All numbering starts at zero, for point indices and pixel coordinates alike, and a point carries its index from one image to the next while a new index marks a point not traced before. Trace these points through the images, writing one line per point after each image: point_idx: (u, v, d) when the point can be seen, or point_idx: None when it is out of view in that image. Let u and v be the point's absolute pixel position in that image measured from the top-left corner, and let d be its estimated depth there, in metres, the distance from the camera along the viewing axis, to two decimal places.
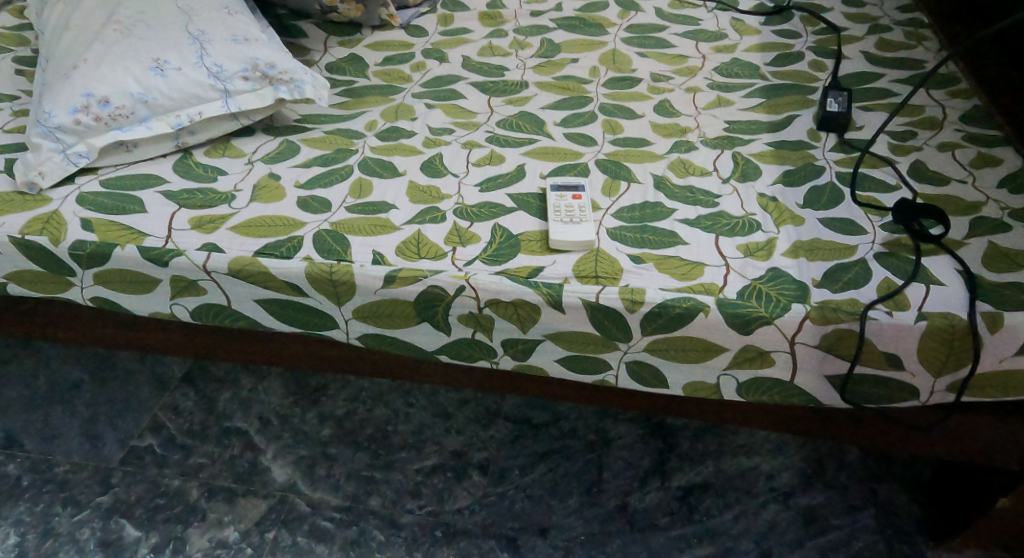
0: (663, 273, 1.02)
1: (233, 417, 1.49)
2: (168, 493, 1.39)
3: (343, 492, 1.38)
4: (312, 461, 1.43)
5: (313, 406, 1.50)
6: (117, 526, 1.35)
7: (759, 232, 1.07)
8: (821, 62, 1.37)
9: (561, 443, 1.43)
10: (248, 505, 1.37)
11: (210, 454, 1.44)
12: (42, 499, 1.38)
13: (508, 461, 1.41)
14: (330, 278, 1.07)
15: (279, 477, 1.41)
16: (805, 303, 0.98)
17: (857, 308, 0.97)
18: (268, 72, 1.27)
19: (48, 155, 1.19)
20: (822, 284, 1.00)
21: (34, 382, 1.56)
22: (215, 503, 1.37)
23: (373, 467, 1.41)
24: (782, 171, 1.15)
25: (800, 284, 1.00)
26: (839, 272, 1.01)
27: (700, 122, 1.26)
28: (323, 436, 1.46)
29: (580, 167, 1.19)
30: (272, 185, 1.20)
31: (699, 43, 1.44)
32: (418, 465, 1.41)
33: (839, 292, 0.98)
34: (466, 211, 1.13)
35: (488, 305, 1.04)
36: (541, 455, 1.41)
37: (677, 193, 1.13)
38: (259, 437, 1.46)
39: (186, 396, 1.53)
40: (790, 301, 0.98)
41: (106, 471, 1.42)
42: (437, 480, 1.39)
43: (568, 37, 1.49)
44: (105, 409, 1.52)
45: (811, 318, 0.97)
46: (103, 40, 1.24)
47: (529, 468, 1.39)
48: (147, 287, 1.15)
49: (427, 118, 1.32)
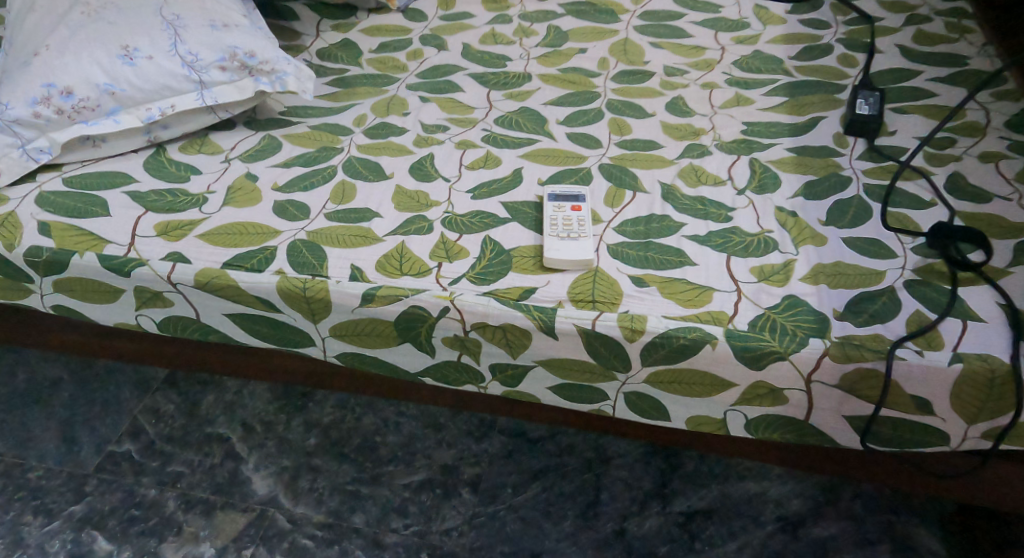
0: (669, 299, 0.92)
1: (215, 423, 1.41)
2: (143, 504, 1.32)
3: (326, 507, 1.30)
4: (295, 472, 1.35)
5: (298, 414, 1.42)
6: (90, 538, 1.28)
7: (776, 252, 0.96)
8: (851, 57, 1.25)
9: (557, 461, 1.34)
10: (226, 520, 1.30)
11: (189, 462, 1.36)
12: (14, 506, 1.32)
13: (500, 479, 1.32)
14: (304, 295, 0.99)
15: (260, 489, 1.33)
16: (825, 338, 0.88)
17: (884, 345, 0.87)
18: (248, 62, 1.18)
19: (6, 151, 1.11)
20: (844, 315, 0.89)
21: (13, 380, 1.48)
22: (192, 516, 1.30)
23: (358, 481, 1.33)
24: (804, 182, 1.04)
25: (820, 315, 0.90)
26: (865, 302, 0.90)
27: (716, 123, 1.15)
28: (308, 446, 1.38)
29: (582, 173, 1.09)
30: (248, 187, 1.11)
31: (719, 33, 1.33)
32: (406, 481, 1.33)
33: (863, 326, 0.88)
34: (455, 221, 1.03)
35: (475, 328, 0.95)
36: (535, 473, 1.33)
37: (687, 205, 1.03)
38: (241, 446, 1.38)
39: (168, 398, 1.45)
40: (807, 334, 0.88)
41: (81, 478, 1.35)
42: (425, 497, 1.31)
43: (577, 24, 1.38)
44: (83, 410, 1.44)
45: (830, 356, 0.87)
46: (68, 24, 1.15)
47: (522, 487, 1.31)
48: (112, 297, 1.09)
49: (420, 114, 1.21)
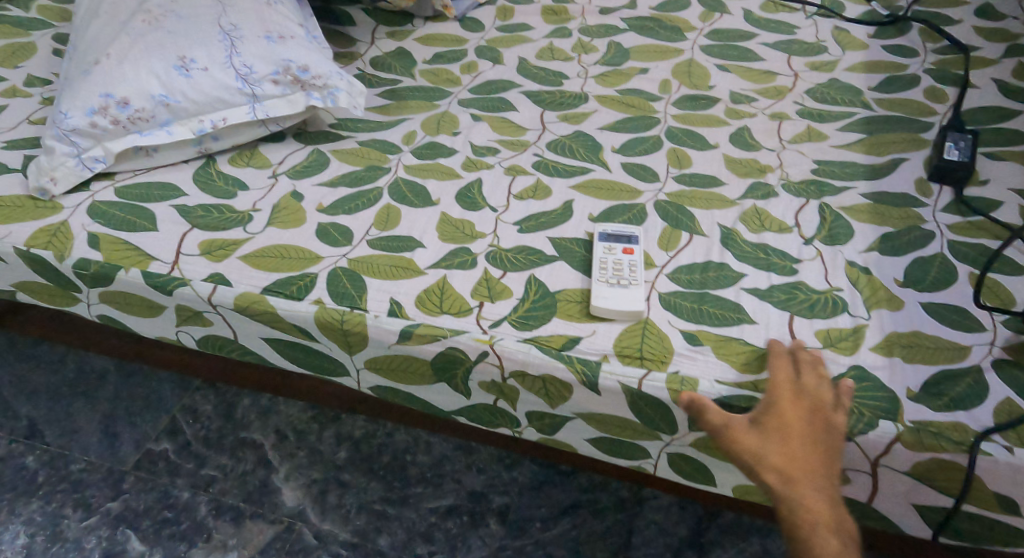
0: (723, 361, 0.86)
1: (250, 427, 1.38)
2: (176, 507, 1.30)
3: (352, 525, 1.27)
4: (324, 486, 1.31)
5: (331, 425, 1.38)
6: (123, 537, 1.27)
7: (845, 314, 0.89)
8: (940, 91, 1.15)
9: (589, 496, 1.28)
10: (253, 530, 1.27)
11: (222, 467, 1.34)
12: (55, 498, 1.31)
13: (529, 511, 1.27)
14: (340, 327, 0.95)
15: (288, 501, 1.30)
16: (897, 422, 0.82)
17: (967, 437, 0.80)
18: (301, 77, 1.15)
19: (63, 160, 1.11)
20: (919, 397, 0.83)
21: (62, 367, 1.48)
22: (221, 523, 1.27)
23: (386, 500, 1.29)
24: (880, 234, 0.96)
25: (892, 395, 0.83)
26: (945, 384, 0.84)
27: (783, 160, 1.07)
28: (338, 459, 1.34)
29: (636, 210, 1.02)
30: (293, 207, 1.08)
31: (792, 57, 1.24)
32: (434, 505, 1.28)
33: (941, 412, 0.82)
34: (499, 257, 0.98)
35: (513, 375, 0.91)
36: (566, 508, 1.27)
37: (748, 253, 0.95)
38: (274, 453, 1.35)
39: (207, 398, 1.42)
40: (878, 416, 0.82)
41: (119, 474, 1.34)
42: (452, 524, 1.26)
43: (639, 41, 1.30)
44: (126, 403, 1.42)
45: (902, 441, 0.81)
46: (129, 32, 1.14)
47: (552, 522, 1.25)
48: (154, 312, 1.07)
49: (471, 134, 1.16)
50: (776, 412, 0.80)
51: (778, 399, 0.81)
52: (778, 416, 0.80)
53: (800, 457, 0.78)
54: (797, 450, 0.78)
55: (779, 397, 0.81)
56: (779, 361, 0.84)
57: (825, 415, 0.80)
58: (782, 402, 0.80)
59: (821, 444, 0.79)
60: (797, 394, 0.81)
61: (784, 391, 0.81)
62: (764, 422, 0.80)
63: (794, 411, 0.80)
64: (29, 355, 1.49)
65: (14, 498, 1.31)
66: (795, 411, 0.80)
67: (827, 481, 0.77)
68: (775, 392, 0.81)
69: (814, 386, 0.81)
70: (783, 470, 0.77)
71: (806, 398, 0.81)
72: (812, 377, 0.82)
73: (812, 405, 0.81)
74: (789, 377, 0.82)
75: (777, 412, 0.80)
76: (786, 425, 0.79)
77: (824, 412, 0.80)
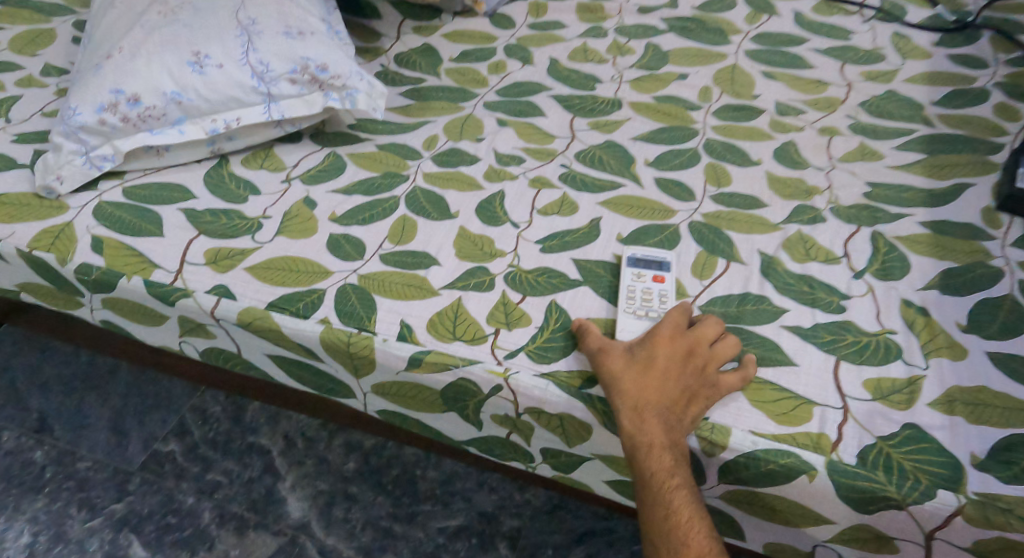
0: (759, 410, 0.80)
1: (259, 431, 1.32)
2: (180, 512, 1.24)
3: (358, 542, 1.21)
4: (330, 499, 1.25)
5: (341, 432, 1.31)
6: (125, 542, 1.22)
7: (898, 362, 0.83)
8: (1012, 108, 1.06)
9: (605, 525, 1.20)
10: (257, 541, 1.21)
11: (228, 472, 1.28)
12: (61, 496, 1.26)
13: (542, 537, 1.20)
14: (348, 350, 0.90)
15: (294, 512, 1.24)
16: (959, 493, 0.75)
17: None
18: (319, 76, 1.09)
19: (69, 158, 1.05)
20: (985, 465, 0.76)
21: (73, 359, 1.41)
22: (225, 532, 1.22)
23: (393, 517, 1.23)
24: (941, 270, 0.89)
25: (953, 461, 0.77)
26: (1015, 451, 0.77)
27: (833, 180, 0.99)
28: (347, 470, 1.27)
29: (668, 232, 0.95)
30: (305, 215, 1.02)
31: (846, 65, 1.14)
32: (442, 525, 1.22)
33: (1011, 484, 0.75)
34: (520, 279, 0.92)
35: (528, 412, 0.86)
36: (580, 536, 1.19)
37: (790, 286, 0.89)
38: (281, 460, 1.29)
39: (216, 398, 1.36)
40: (935, 484, 0.76)
41: (125, 475, 1.28)
42: (459, 547, 1.20)
43: (679, 44, 1.21)
44: (136, 400, 1.36)
45: (964, 516, 0.75)
46: (143, 25, 1.08)
47: (564, 550, 1.18)
48: (157, 321, 1.02)
49: (496, 141, 1.09)
50: (647, 344, 0.81)
51: (656, 333, 0.81)
52: (649, 347, 0.81)
53: (654, 387, 0.79)
54: (654, 380, 0.79)
55: (658, 332, 0.82)
56: (678, 308, 0.84)
57: (697, 356, 0.80)
58: (657, 338, 0.81)
59: (682, 381, 0.79)
60: (676, 334, 0.82)
61: (665, 328, 0.82)
62: (636, 352, 0.81)
63: (668, 347, 0.81)
64: (41, 343, 1.42)
65: (20, 494, 1.26)
66: (667, 347, 0.81)
67: (678, 412, 0.78)
68: (656, 329, 0.82)
69: (697, 331, 0.82)
70: (634, 395, 0.79)
71: (683, 339, 0.81)
72: (698, 324, 0.83)
73: (688, 346, 0.81)
74: (677, 317, 0.83)
75: (650, 344, 0.81)
76: (654, 357, 0.80)
77: (695, 352, 0.81)
